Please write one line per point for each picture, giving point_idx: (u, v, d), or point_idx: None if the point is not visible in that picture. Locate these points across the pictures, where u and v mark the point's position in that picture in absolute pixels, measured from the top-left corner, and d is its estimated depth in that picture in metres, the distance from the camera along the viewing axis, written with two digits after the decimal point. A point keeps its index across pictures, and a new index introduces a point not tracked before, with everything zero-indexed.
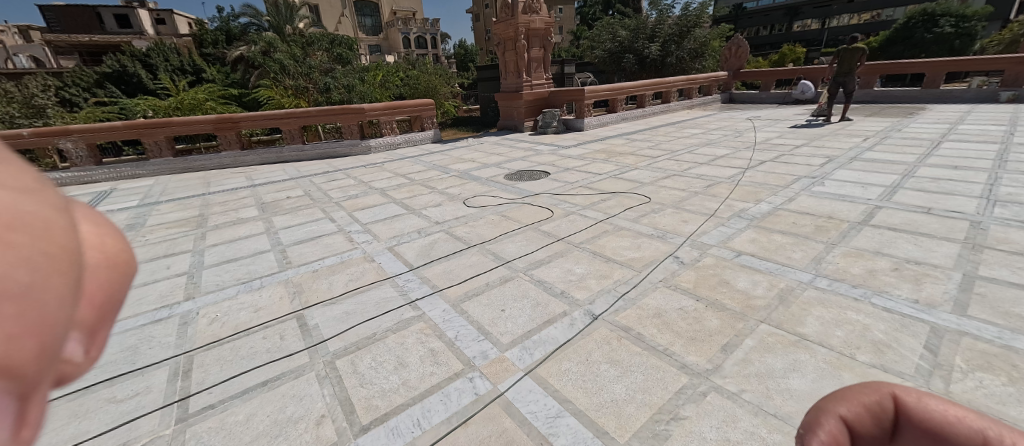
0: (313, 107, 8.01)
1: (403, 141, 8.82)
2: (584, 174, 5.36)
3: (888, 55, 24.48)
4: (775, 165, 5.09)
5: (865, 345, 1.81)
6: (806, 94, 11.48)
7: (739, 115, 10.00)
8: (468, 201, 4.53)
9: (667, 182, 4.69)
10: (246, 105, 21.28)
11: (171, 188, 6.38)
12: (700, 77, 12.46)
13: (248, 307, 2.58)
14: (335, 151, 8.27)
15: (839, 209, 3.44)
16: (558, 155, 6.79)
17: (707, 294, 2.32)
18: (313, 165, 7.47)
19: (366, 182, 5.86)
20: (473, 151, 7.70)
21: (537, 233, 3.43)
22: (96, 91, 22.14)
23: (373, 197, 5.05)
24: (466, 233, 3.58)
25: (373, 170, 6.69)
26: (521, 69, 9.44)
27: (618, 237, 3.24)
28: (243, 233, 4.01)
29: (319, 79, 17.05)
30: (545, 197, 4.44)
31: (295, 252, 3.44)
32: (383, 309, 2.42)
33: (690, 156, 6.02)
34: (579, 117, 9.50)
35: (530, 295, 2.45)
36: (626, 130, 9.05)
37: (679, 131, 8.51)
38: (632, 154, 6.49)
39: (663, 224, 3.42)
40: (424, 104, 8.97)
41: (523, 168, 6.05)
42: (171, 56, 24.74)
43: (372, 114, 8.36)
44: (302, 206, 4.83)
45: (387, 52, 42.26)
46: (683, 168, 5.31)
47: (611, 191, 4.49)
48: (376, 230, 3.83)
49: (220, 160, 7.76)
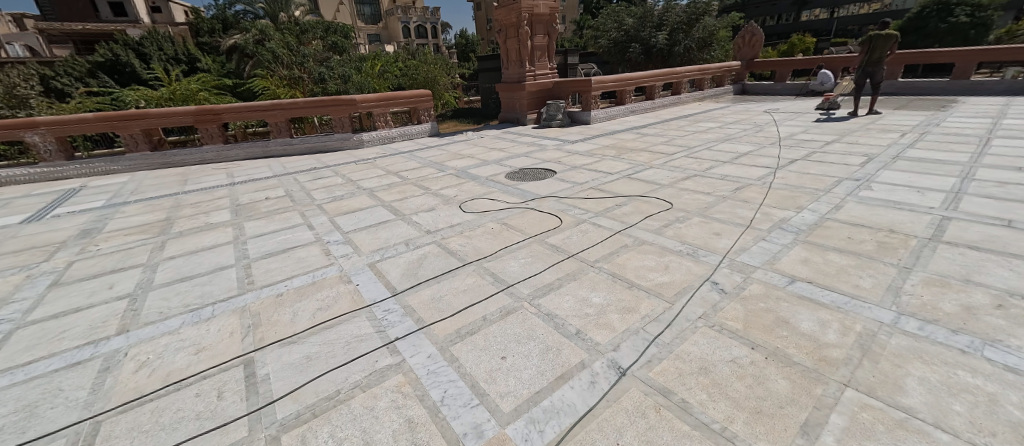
0: (300, 98, 7.45)
1: (398, 134, 8.27)
2: (594, 173, 4.84)
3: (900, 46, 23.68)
4: (807, 164, 4.57)
5: (1003, 430, 1.31)
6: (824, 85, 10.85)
7: (756, 108, 9.42)
8: (465, 205, 4.02)
9: (688, 184, 4.17)
10: (240, 96, 20.71)
11: (145, 186, 5.89)
12: (712, 67, 11.84)
13: (188, 347, 2.08)
14: (325, 145, 7.74)
15: (899, 221, 2.92)
16: (565, 151, 6.27)
17: (763, 339, 1.82)
18: (300, 161, 6.95)
19: (354, 181, 5.36)
20: (473, 146, 7.17)
21: (543, 247, 2.93)
22: (88, 81, 21.62)
23: (360, 198, 4.55)
24: (461, 245, 3.08)
25: (363, 167, 6.18)
26: (523, 58, 8.85)
27: (639, 253, 2.74)
28: (208, 242, 3.52)
29: (314, 69, 16.44)
30: (551, 201, 3.92)
31: (260, 268, 2.94)
32: (352, 353, 1.94)
33: (710, 153, 5.49)
34: (585, 110, 8.94)
35: (538, 336, 1.96)
36: (635, 124, 8.49)
37: (693, 124, 7.95)
38: (645, 150, 5.96)
39: (691, 237, 2.91)
40: (420, 95, 8.40)
41: (526, 165, 5.54)
42: (164, 45, 24.09)
43: (365, 105, 7.80)
44: (280, 209, 4.33)
45: (387, 42, 41.36)
46: (703, 167, 4.79)
47: (626, 194, 3.97)
48: (358, 240, 3.34)
49: (202, 155, 7.25)
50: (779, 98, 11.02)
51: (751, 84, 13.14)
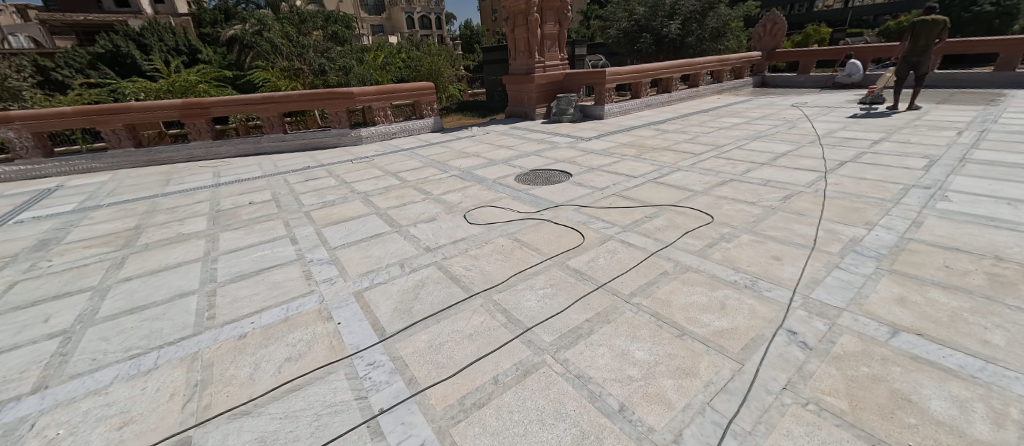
0: (294, 92, 6.94)
1: (399, 130, 7.75)
2: (615, 176, 4.32)
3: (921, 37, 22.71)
4: (859, 167, 4.02)
5: None
6: (852, 76, 10.19)
7: (781, 102, 8.79)
8: (470, 215, 3.52)
9: (726, 190, 3.64)
10: (241, 88, 20.22)
11: (124, 187, 5.44)
12: (732, 58, 11.16)
13: (113, 416, 1.60)
14: (321, 141, 7.25)
15: (1001, 243, 2.39)
16: (579, 149, 5.73)
17: (886, 430, 1.31)
18: (293, 159, 6.48)
19: (349, 183, 4.87)
20: (479, 143, 6.65)
21: (565, 275, 2.43)
22: (88, 73, 21.27)
23: (354, 204, 4.07)
24: (466, 269, 2.59)
25: (360, 166, 5.69)
26: (532, 48, 8.25)
27: (685, 284, 2.23)
28: (174, 260, 3.04)
29: (314, 61, 15.87)
30: (569, 211, 3.41)
31: (226, 295, 2.46)
32: (320, 435, 1.45)
33: (742, 152, 4.94)
34: (598, 104, 8.35)
35: (568, 415, 1.45)
36: (652, 119, 7.91)
37: (716, 119, 7.37)
38: (668, 149, 5.41)
39: (745, 263, 2.39)
40: (423, 88, 7.85)
41: (538, 166, 5.02)
42: (165, 35, 23.60)
43: (363, 99, 7.28)
44: (264, 217, 3.86)
45: (391, 33, 40.56)
46: (738, 169, 4.25)
47: (656, 203, 3.45)
48: (346, 259, 2.85)
49: (189, 152, 6.78)
50: (803, 91, 10.36)
51: (772, 75, 12.45)
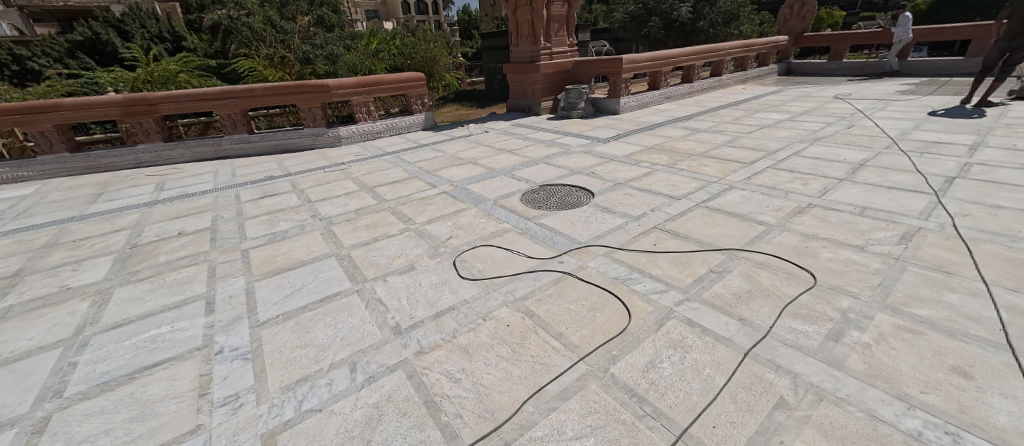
0: (257, 85, 5.89)
1: (384, 128, 6.74)
2: (650, 197, 3.36)
3: (937, 21, 21.17)
4: (977, 187, 3.04)
5: None
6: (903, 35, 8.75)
7: (818, 94, 7.75)
8: (462, 262, 2.55)
9: (809, 224, 2.67)
10: (227, 77, 18.99)
11: (43, 204, 4.46)
12: (757, 43, 10.05)
13: None
14: (292, 143, 6.25)
15: None
16: (597, 155, 4.74)
17: None
18: (257, 166, 5.50)
19: (313, 202, 3.89)
20: (476, 145, 5.66)
21: (614, 403, 1.46)
22: (67, 62, 20.07)
23: (310, 239, 3.09)
24: (453, 380, 1.62)
25: (332, 177, 4.71)
26: (537, 32, 7.17)
27: (833, 438, 1.27)
28: (26, 341, 2.08)
29: (299, 47, 14.65)
30: (601, 259, 2.44)
31: (58, 435, 1.50)
32: None
33: (804, 161, 3.96)
34: (613, 97, 7.33)
35: None
36: (676, 114, 6.89)
37: (751, 115, 6.36)
38: (707, 155, 4.43)
39: (915, 386, 1.43)
40: (411, 79, 6.78)
41: (549, 179, 4.04)
42: (147, 21, 22.23)
43: (340, 93, 6.22)
44: (186, 259, 2.88)
45: (387, 19, 38.44)
46: (811, 188, 3.28)
47: (720, 246, 2.48)
48: (271, 349, 1.89)
49: (136, 156, 5.78)
50: (838, 80, 9.27)
51: (798, 62, 11.35)
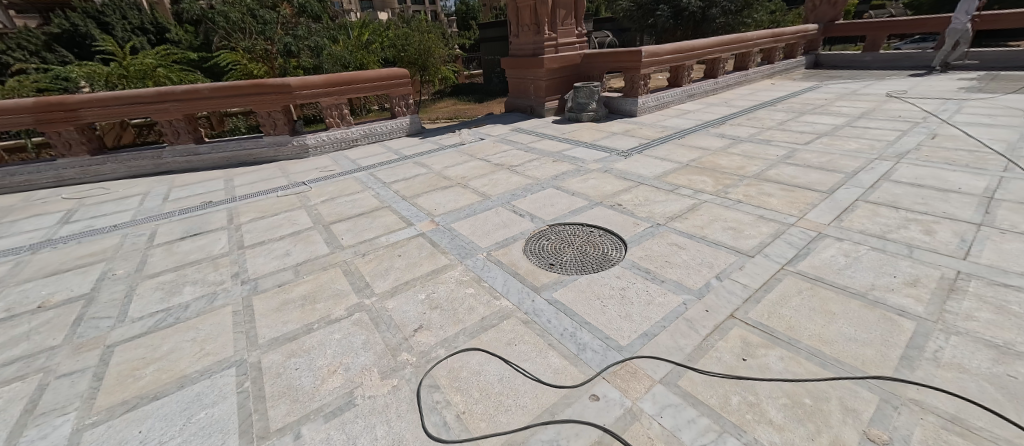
0: (200, 84, 4.84)
1: (361, 135, 5.71)
2: (709, 252, 2.36)
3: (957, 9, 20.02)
4: None
5: None
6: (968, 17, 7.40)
7: (865, 91, 6.69)
8: (432, 391, 1.55)
9: (987, 322, 1.67)
10: (209, 70, 17.85)
11: None
12: (786, 32, 9.00)
13: None
14: (249, 155, 5.24)
15: None
16: (619, 175, 3.74)
17: None
18: (199, 186, 4.50)
19: (244, 249, 2.89)
20: (468, 159, 4.65)
21: None
22: (42, 55, 18.80)
23: (214, 323, 2.09)
24: None
25: (284, 205, 3.70)
26: (541, 19, 6.09)
27: None
28: None
29: (281, 39, 13.45)
30: (663, 397, 1.45)
31: None
32: None
33: (904, 190, 2.96)
34: (629, 96, 6.29)
35: None
36: (704, 117, 5.86)
37: (795, 118, 5.34)
38: (763, 177, 3.42)
39: None
40: (393, 76, 5.70)
41: (561, 214, 3.04)
42: (128, 12, 20.93)
43: (304, 93, 5.17)
44: (12, 367, 1.87)
45: (381, 9, 36.70)
46: (942, 241, 2.27)
47: (860, 370, 1.48)
48: None
49: (57, 173, 4.77)
50: (878, 74, 8.20)
51: (828, 54, 10.31)
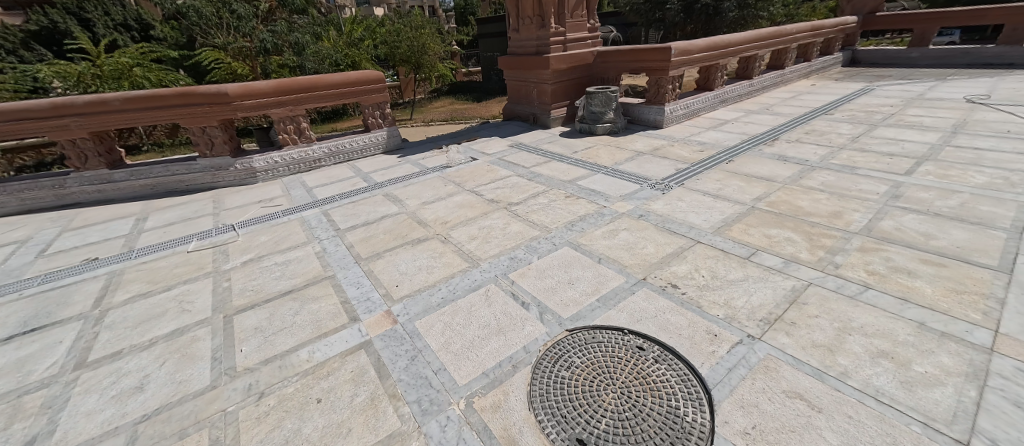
0: (107, 94, 3.73)
1: (324, 154, 4.64)
2: (874, 427, 1.26)
3: None
4: None
5: None
6: None
7: (935, 96, 5.56)
8: None
9: None
10: (194, 70, 16.64)
11: None
12: (825, 25, 7.86)
13: None
14: (179, 181, 4.17)
15: None
16: (661, 225, 2.66)
17: None
18: (100, 229, 3.42)
19: (80, 370, 1.80)
20: (454, 190, 3.57)
21: None
22: (17, 54, 17.60)
23: None
24: None
25: (187, 270, 2.61)
26: (545, 10, 4.97)
27: None
28: None
29: (257, 35, 11.87)
30: None
31: None
32: None
33: None
34: (654, 103, 5.16)
35: None
36: (748, 129, 4.77)
37: (868, 132, 4.24)
38: (879, 235, 2.32)
39: None
40: (363, 80, 4.61)
41: (587, 308, 1.94)
42: (111, 7, 19.71)
43: (246, 103, 4.08)
44: None
45: (376, 5, 35.06)
46: None
47: None
48: None
49: None
50: (936, 74, 7.05)
51: (866, 51, 9.15)
